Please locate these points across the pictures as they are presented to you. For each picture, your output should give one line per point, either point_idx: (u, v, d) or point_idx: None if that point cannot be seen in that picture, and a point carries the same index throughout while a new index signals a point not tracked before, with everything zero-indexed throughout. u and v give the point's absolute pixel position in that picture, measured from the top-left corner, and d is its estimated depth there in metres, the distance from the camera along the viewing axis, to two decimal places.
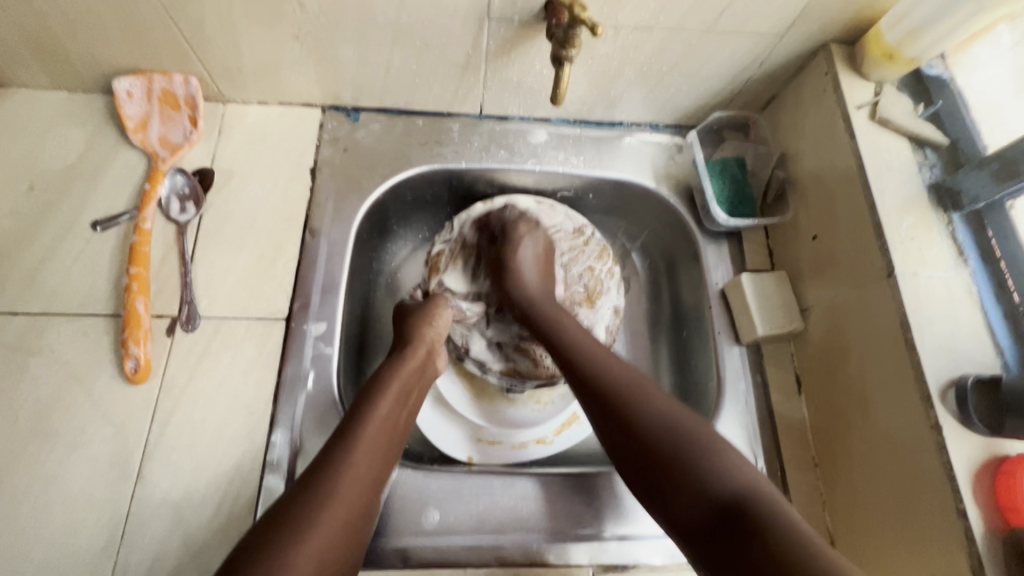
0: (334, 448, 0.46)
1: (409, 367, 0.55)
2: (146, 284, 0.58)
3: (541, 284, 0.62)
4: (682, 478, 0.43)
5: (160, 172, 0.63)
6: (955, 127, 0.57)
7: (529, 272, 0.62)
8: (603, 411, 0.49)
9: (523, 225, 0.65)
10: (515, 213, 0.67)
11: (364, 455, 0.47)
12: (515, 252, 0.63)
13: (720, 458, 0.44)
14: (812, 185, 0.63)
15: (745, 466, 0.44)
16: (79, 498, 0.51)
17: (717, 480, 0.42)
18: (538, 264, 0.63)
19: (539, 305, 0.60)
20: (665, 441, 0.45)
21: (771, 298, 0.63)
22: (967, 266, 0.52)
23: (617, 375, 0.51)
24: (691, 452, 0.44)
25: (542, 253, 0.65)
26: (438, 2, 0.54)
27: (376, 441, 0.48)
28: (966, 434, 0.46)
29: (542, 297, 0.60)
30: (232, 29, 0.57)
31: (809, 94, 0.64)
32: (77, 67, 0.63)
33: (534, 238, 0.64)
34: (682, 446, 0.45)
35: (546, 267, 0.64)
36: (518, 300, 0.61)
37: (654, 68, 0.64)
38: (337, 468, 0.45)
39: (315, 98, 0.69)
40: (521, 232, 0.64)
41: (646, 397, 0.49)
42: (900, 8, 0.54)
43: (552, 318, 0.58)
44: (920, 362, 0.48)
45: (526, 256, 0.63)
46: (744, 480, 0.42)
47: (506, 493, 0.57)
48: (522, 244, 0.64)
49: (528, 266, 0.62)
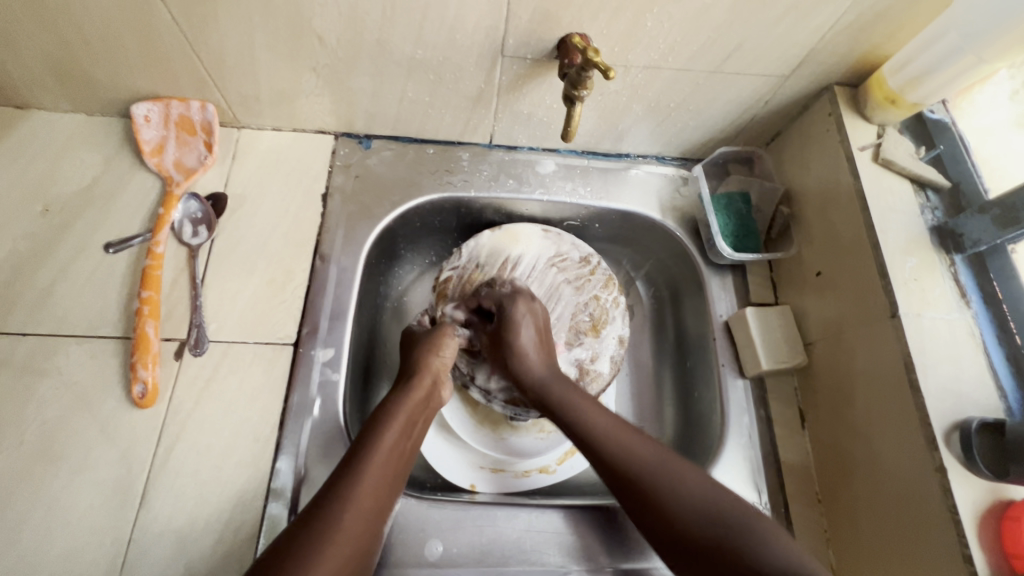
0: (340, 479, 0.46)
1: (415, 396, 0.55)
2: (157, 308, 0.58)
3: (547, 366, 0.57)
4: (740, 564, 0.40)
5: (174, 196, 0.64)
6: (956, 170, 0.58)
7: (533, 354, 0.58)
8: (634, 488, 0.47)
9: (521, 303, 0.61)
10: (509, 290, 0.63)
11: (369, 488, 0.47)
12: (516, 338, 0.58)
13: (772, 544, 0.41)
14: (817, 222, 0.64)
15: (795, 551, 0.41)
16: (81, 523, 0.51)
17: (773, 567, 0.40)
18: (539, 341, 0.59)
19: (550, 388, 0.56)
20: (710, 531, 0.43)
21: (776, 332, 0.64)
22: (970, 307, 0.53)
23: (640, 455, 0.48)
24: (740, 544, 0.41)
25: (541, 335, 0.60)
26: (454, 40, 0.56)
27: (382, 472, 0.48)
28: (971, 478, 0.46)
29: (550, 377, 0.56)
30: (252, 60, 0.59)
31: (813, 133, 0.65)
32: (96, 91, 0.64)
33: (530, 320, 0.59)
34: (728, 535, 0.42)
35: (547, 346, 0.60)
36: (527, 385, 0.57)
37: (662, 104, 0.65)
38: (343, 501, 0.45)
39: (328, 126, 0.70)
40: (518, 312, 0.60)
41: (678, 477, 0.46)
42: (903, 54, 0.56)
43: (563, 396, 0.54)
44: (924, 404, 0.48)
45: (526, 340, 0.58)
46: (801, 569, 0.39)
47: (510, 525, 0.57)
48: (520, 326, 0.59)
49: (531, 347, 0.58)
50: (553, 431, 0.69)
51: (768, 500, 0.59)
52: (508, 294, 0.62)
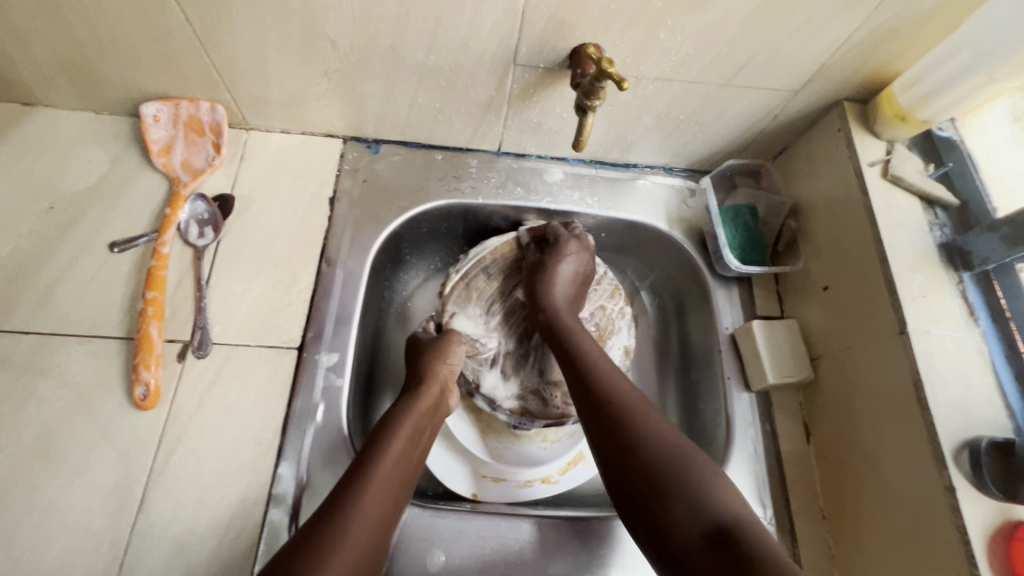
0: (345, 488, 0.46)
1: (422, 405, 0.55)
2: (161, 309, 0.58)
3: (569, 304, 0.61)
4: (678, 485, 0.43)
5: (181, 196, 0.64)
6: (965, 189, 0.59)
7: (561, 289, 0.62)
8: (601, 418, 0.49)
9: (574, 241, 0.64)
10: (572, 231, 0.66)
11: (375, 497, 0.46)
12: (556, 262, 0.63)
13: (710, 485, 0.43)
14: (824, 237, 0.64)
15: (735, 495, 0.43)
16: (78, 526, 0.50)
17: (709, 502, 0.41)
18: (574, 281, 0.63)
19: (561, 322, 0.59)
20: (662, 459, 0.44)
21: (782, 346, 0.63)
22: (978, 325, 0.53)
23: (620, 392, 0.50)
24: (681, 471, 0.43)
25: (582, 273, 0.64)
26: (467, 47, 0.56)
27: (388, 482, 0.48)
28: (979, 497, 0.46)
29: (568, 313, 0.60)
30: (263, 62, 0.59)
31: (822, 147, 0.66)
32: (106, 90, 0.64)
33: (575, 259, 0.62)
34: (681, 466, 0.44)
35: (579, 286, 0.64)
36: (544, 313, 0.60)
37: (671, 115, 0.65)
38: (349, 510, 0.44)
39: (337, 130, 0.70)
40: (569, 248, 0.63)
41: (649, 417, 0.48)
42: (914, 72, 0.57)
43: (569, 329, 0.58)
44: (932, 422, 0.48)
45: (565, 271, 0.62)
46: (736, 512, 0.41)
47: (513, 536, 0.56)
48: (566, 257, 0.63)
49: (567, 273, 0.62)
50: (556, 440, 0.68)
51: (773, 515, 0.58)
52: (554, 231, 0.66)
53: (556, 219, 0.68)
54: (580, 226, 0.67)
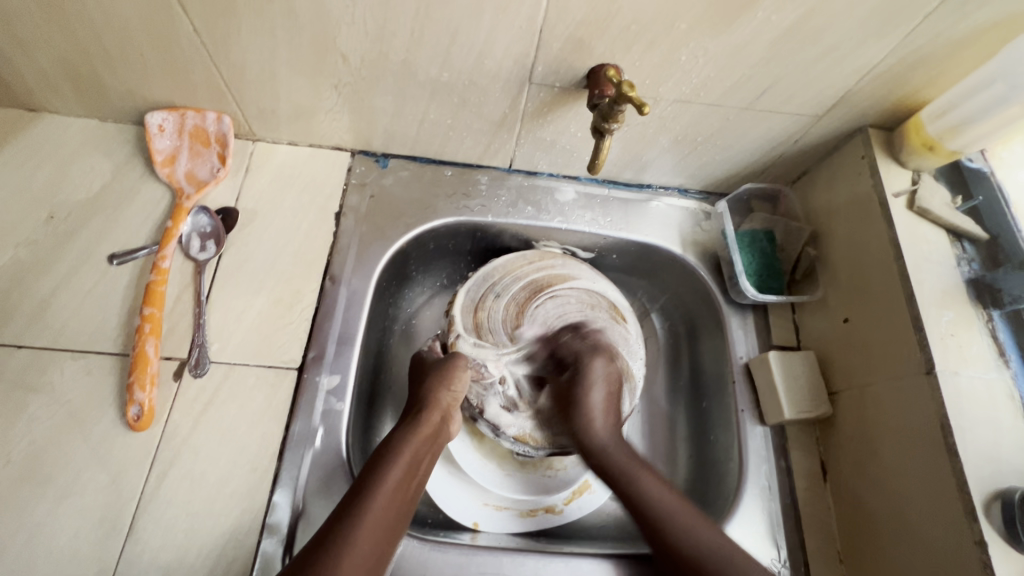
0: (338, 523, 0.44)
1: (422, 433, 0.53)
2: (159, 325, 0.56)
3: (612, 431, 0.58)
4: None
5: (183, 209, 0.62)
6: (994, 223, 0.57)
7: (600, 418, 0.58)
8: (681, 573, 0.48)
9: (598, 359, 0.61)
10: (585, 342, 0.63)
11: (368, 532, 0.44)
12: (587, 378, 0.60)
13: None
14: (845, 266, 0.62)
15: None
16: (64, 552, 0.48)
17: None
18: (608, 406, 0.59)
19: (612, 454, 0.56)
20: None
21: (800, 380, 0.61)
22: (1008, 367, 0.51)
23: (708, 546, 0.49)
24: None
25: (611, 394, 0.60)
26: (481, 64, 0.54)
27: (383, 516, 0.46)
28: (1012, 553, 0.43)
29: (614, 444, 0.56)
30: (272, 74, 0.57)
31: (844, 174, 0.64)
32: (111, 98, 0.62)
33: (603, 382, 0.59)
34: None
35: (616, 410, 0.60)
36: (591, 454, 0.57)
37: (689, 137, 0.63)
38: (341, 547, 0.43)
39: (345, 143, 0.68)
40: (593, 366, 0.60)
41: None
42: (945, 101, 0.55)
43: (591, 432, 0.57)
44: (962, 469, 0.46)
45: (597, 400, 0.58)
46: None
47: (515, 574, 0.53)
48: (592, 360, 0.61)
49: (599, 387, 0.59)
50: (561, 468, 0.66)
51: (787, 558, 0.56)
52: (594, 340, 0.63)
53: (574, 329, 0.64)
54: (591, 327, 0.64)
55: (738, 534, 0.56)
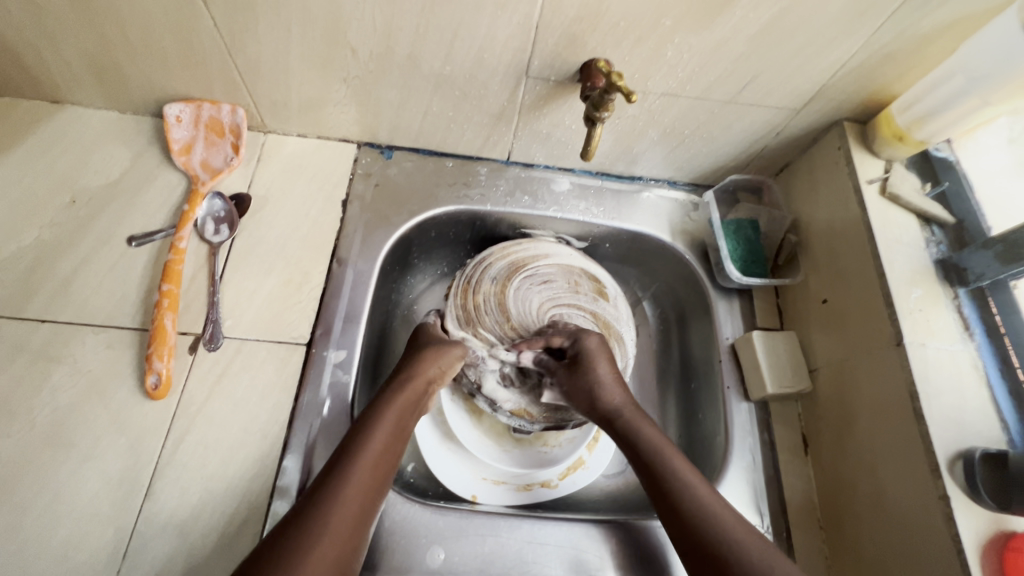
0: (325, 480, 0.47)
1: (403, 399, 0.56)
2: (176, 301, 0.59)
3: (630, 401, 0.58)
4: None
5: (199, 194, 0.66)
6: (961, 207, 0.61)
7: (617, 394, 0.58)
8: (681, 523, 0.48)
9: (594, 339, 0.61)
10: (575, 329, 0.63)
11: (355, 488, 0.47)
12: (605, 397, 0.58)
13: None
14: (823, 251, 0.66)
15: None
16: (86, 511, 0.50)
17: None
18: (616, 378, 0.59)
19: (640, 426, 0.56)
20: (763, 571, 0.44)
21: (782, 358, 0.64)
22: (973, 339, 0.55)
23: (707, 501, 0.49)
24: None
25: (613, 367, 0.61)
26: (482, 59, 0.58)
27: (369, 471, 0.49)
28: (974, 507, 0.47)
29: (639, 418, 0.57)
30: (285, 68, 0.61)
31: (822, 165, 0.68)
32: (132, 90, 0.66)
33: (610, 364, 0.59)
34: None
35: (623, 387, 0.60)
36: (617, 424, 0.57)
37: (676, 130, 0.67)
38: (330, 501, 0.45)
39: (352, 135, 0.72)
40: (593, 346, 0.60)
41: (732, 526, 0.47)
42: (912, 95, 0.59)
43: (687, 482, 0.50)
44: (928, 431, 0.49)
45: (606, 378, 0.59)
46: None
47: (513, 536, 0.56)
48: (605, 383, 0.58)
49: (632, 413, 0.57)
50: (557, 444, 0.69)
51: (769, 524, 0.59)
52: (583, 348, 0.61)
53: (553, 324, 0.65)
54: (544, 272, 0.69)
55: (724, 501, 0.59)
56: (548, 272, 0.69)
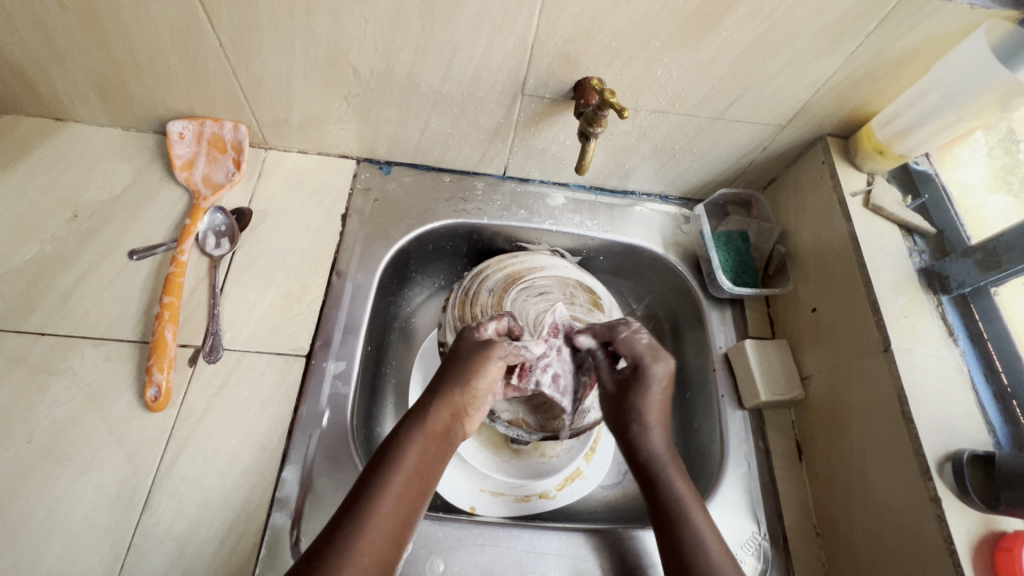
0: (341, 524, 0.43)
1: (433, 429, 0.49)
2: (176, 313, 0.60)
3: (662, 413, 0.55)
4: None
5: (200, 209, 0.67)
6: (942, 218, 0.64)
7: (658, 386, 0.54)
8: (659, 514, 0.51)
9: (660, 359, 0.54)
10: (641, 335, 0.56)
11: (371, 543, 0.43)
12: (648, 437, 0.54)
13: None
14: (811, 261, 0.68)
15: None
16: (82, 524, 0.50)
17: None
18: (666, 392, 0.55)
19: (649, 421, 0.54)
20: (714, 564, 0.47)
21: (774, 365, 0.66)
22: (957, 345, 0.57)
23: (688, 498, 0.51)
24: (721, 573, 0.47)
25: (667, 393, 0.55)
26: (478, 78, 0.60)
27: (390, 522, 0.44)
28: (965, 508, 0.48)
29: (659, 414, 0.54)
30: (288, 86, 0.63)
31: (808, 179, 0.70)
32: (137, 107, 0.67)
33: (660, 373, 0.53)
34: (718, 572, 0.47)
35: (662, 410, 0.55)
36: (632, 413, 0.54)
37: (667, 145, 0.69)
38: (341, 554, 0.41)
39: (352, 151, 0.74)
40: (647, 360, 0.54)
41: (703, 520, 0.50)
42: (890, 111, 0.62)
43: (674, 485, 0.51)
44: (917, 436, 0.50)
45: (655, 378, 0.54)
46: None
47: (513, 546, 0.56)
48: (650, 425, 0.54)
49: (672, 463, 0.53)
50: (554, 455, 0.70)
51: (767, 531, 0.59)
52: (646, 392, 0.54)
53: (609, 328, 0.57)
54: (540, 284, 0.68)
55: (721, 509, 0.59)
56: (547, 284, 0.68)
